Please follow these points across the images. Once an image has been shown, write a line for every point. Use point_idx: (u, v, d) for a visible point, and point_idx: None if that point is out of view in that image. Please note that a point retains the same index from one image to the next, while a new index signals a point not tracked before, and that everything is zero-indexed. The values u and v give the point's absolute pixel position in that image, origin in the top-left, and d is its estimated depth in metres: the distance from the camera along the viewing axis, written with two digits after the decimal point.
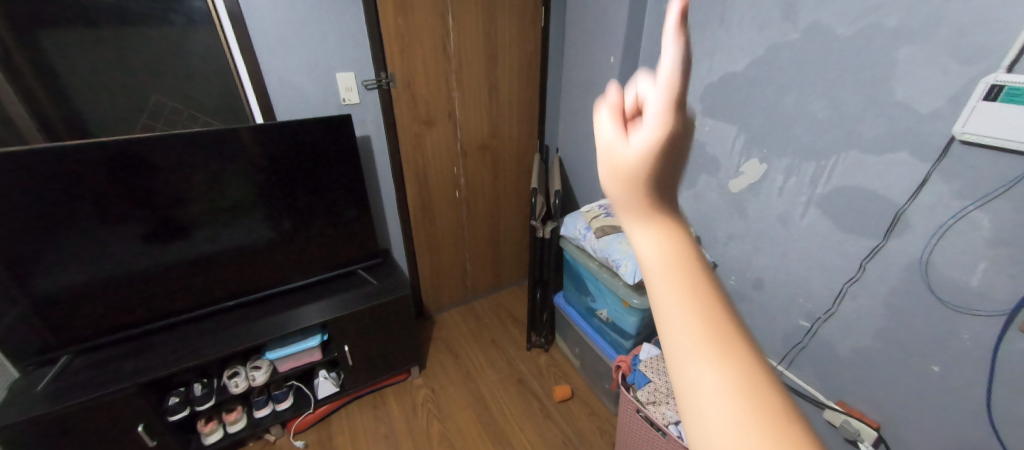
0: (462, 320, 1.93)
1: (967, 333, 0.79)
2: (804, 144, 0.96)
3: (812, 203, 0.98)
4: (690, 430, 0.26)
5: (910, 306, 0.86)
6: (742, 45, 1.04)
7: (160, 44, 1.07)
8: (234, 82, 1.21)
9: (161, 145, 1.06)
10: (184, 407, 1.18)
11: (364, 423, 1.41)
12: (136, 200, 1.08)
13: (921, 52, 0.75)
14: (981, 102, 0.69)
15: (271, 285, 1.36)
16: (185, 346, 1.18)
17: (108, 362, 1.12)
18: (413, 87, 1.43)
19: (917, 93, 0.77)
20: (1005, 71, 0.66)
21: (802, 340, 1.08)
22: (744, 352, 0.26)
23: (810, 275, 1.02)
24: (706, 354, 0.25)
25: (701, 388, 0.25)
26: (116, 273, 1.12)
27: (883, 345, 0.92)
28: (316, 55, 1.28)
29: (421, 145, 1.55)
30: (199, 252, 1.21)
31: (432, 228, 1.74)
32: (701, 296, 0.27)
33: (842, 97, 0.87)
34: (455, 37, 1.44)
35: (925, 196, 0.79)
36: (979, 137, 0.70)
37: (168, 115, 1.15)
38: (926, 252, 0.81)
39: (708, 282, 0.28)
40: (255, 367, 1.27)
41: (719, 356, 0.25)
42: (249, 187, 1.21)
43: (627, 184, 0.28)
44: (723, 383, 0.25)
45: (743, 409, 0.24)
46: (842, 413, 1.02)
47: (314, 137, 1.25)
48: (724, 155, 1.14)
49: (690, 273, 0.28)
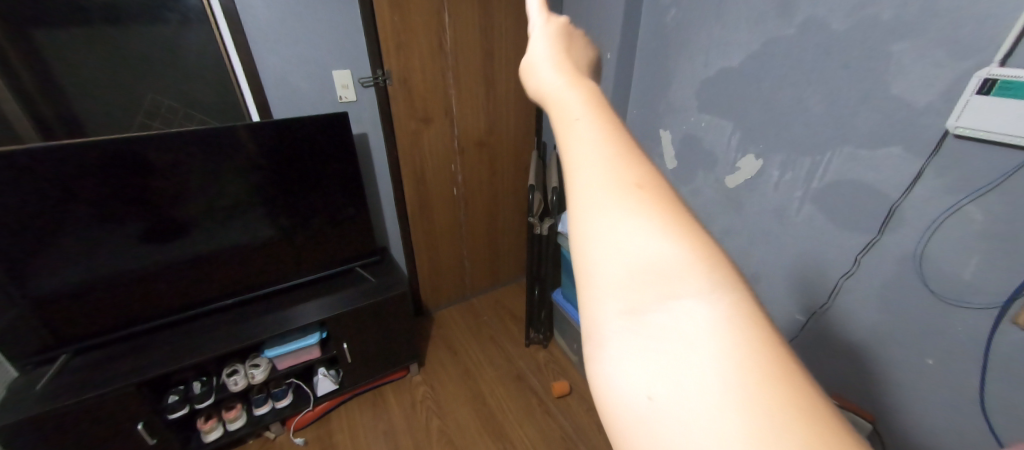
0: (461, 317, 1.93)
1: (961, 326, 0.79)
2: (800, 139, 0.96)
3: (808, 197, 0.98)
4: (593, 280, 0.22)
5: (904, 299, 0.86)
6: (738, 40, 1.04)
7: (155, 42, 1.07)
8: (230, 79, 1.20)
9: (157, 143, 1.06)
10: (183, 405, 1.19)
11: (363, 420, 1.42)
12: (132, 199, 1.08)
13: (915, 46, 0.75)
14: (974, 96, 0.69)
15: (270, 283, 1.37)
16: (184, 344, 1.18)
17: (107, 361, 1.13)
18: (409, 84, 1.43)
19: (911, 87, 0.77)
20: (998, 65, 0.66)
21: (798, 334, 1.09)
22: (650, 184, 0.24)
23: (806, 269, 1.03)
24: (604, 172, 0.24)
25: (594, 211, 0.23)
26: (113, 273, 1.12)
27: (878, 338, 0.92)
28: (312, 52, 1.28)
29: (419, 142, 1.54)
30: (197, 250, 1.21)
31: (430, 226, 1.74)
32: (610, 134, 0.26)
33: (837, 92, 0.88)
34: (451, 34, 1.44)
35: (919, 190, 0.80)
36: (971, 130, 0.70)
37: (164, 114, 1.15)
38: (920, 245, 0.82)
39: (621, 129, 0.27)
40: (254, 365, 1.28)
41: (616, 177, 0.23)
42: (245, 185, 1.21)
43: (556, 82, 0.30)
44: (620, 201, 0.22)
45: (637, 224, 0.22)
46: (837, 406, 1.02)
47: (310, 134, 1.25)
48: (721, 150, 1.15)
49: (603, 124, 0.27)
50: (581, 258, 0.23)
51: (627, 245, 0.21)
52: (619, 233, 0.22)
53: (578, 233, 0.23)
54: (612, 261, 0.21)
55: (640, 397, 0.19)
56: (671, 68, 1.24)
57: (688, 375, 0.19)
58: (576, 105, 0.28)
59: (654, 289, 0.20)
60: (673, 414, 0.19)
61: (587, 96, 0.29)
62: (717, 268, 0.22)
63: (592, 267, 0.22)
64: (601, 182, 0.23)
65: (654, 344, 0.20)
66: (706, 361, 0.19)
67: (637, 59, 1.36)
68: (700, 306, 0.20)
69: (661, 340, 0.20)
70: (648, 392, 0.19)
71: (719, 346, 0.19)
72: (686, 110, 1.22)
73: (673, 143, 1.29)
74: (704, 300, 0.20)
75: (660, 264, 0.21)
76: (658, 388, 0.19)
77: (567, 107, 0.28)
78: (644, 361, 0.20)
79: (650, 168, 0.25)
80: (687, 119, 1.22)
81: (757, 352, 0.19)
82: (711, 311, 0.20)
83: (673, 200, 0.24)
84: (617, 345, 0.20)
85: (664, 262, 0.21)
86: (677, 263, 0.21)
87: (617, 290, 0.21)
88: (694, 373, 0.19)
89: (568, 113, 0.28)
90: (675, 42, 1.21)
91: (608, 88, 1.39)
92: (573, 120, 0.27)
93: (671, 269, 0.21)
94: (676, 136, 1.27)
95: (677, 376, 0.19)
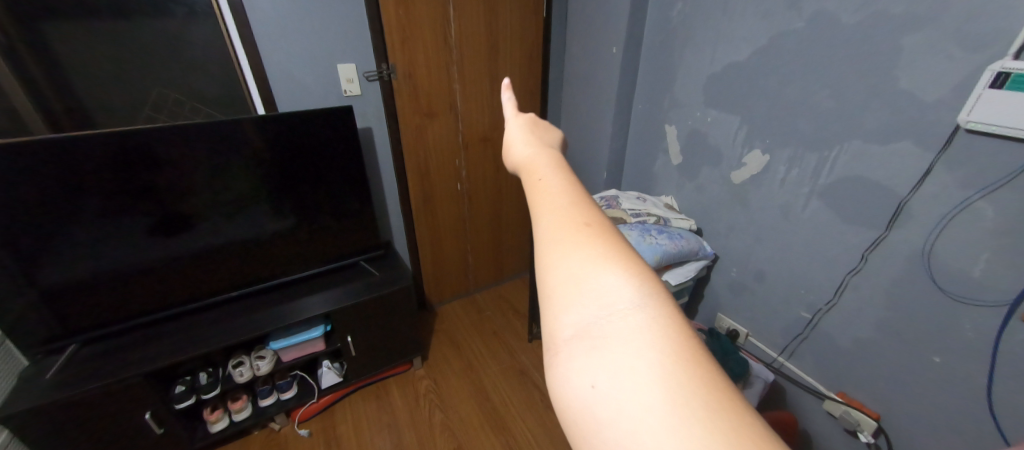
0: (464, 312, 1.94)
1: (969, 323, 0.78)
2: (808, 133, 0.95)
3: (815, 193, 0.97)
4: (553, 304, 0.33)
5: (912, 297, 0.85)
6: (745, 34, 1.03)
7: (162, 35, 1.07)
8: (235, 73, 1.21)
9: (163, 136, 1.07)
10: (189, 395, 1.20)
11: (367, 413, 1.43)
12: (141, 192, 1.09)
13: (927, 39, 0.74)
14: (987, 90, 0.68)
15: (275, 276, 1.37)
16: (191, 335, 1.20)
17: (115, 352, 1.14)
18: (414, 79, 1.42)
19: (921, 81, 0.76)
20: (1011, 58, 0.66)
21: (803, 332, 1.08)
22: (602, 242, 0.35)
23: (812, 266, 1.02)
24: (568, 233, 0.35)
25: (561, 258, 0.34)
26: (121, 264, 1.14)
27: (884, 336, 0.92)
28: (317, 46, 1.28)
29: (423, 137, 1.54)
30: (204, 243, 1.22)
31: (433, 221, 1.74)
32: (568, 204, 0.38)
33: (846, 86, 0.86)
34: (457, 28, 1.43)
35: (929, 186, 0.79)
36: (983, 125, 0.69)
37: (170, 107, 1.15)
38: (929, 242, 0.81)
39: (576, 200, 0.39)
40: (260, 357, 1.29)
41: (577, 236, 0.35)
42: (251, 178, 1.22)
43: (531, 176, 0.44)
44: (581, 253, 0.34)
45: (589, 268, 0.33)
46: (842, 403, 1.02)
47: (316, 128, 1.25)
48: (726, 146, 1.14)
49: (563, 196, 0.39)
50: (550, 292, 0.34)
51: (582, 281, 0.32)
52: (578, 273, 0.33)
53: (549, 275, 0.34)
54: (571, 292, 0.32)
55: (586, 385, 0.29)
56: (677, 62, 1.22)
57: (617, 366, 0.28)
58: (554, 187, 0.41)
59: (598, 307, 0.31)
60: (608, 393, 0.28)
61: (563, 181, 0.42)
62: (648, 292, 0.32)
63: (558, 297, 0.33)
64: (568, 240, 0.35)
65: (598, 349, 0.29)
66: (630, 356, 0.29)
67: (643, 54, 1.35)
68: (629, 320, 0.30)
69: (602, 345, 0.30)
70: (591, 381, 0.29)
71: (640, 345, 0.29)
72: (691, 105, 1.21)
73: (678, 139, 1.28)
74: (634, 315, 0.30)
75: (604, 291, 0.32)
76: (599, 378, 0.29)
77: (547, 188, 0.41)
78: (590, 358, 0.29)
79: (605, 229, 0.36)
80: (692, 114, 1.21)
81: (667, 348, 0.29)
82: (637, 324, 0.30)
83: (618, 249, 0.35)
84: (573, 352, 0.30)
85: (606, 290, 0.32)
86: (615, 289, 0.32)
87: (575, 312, 0.32)
88: (622, 364, 0.28)
89: (548, 192, 0.40)
90: (682, 36, 1.19)
91: (613, 83, 1.38)
92: (550, 199, 0.39)
93: (610, 293, 0.31)
94: (682, 132, 1.26)
95: (610, 367, 0.29)
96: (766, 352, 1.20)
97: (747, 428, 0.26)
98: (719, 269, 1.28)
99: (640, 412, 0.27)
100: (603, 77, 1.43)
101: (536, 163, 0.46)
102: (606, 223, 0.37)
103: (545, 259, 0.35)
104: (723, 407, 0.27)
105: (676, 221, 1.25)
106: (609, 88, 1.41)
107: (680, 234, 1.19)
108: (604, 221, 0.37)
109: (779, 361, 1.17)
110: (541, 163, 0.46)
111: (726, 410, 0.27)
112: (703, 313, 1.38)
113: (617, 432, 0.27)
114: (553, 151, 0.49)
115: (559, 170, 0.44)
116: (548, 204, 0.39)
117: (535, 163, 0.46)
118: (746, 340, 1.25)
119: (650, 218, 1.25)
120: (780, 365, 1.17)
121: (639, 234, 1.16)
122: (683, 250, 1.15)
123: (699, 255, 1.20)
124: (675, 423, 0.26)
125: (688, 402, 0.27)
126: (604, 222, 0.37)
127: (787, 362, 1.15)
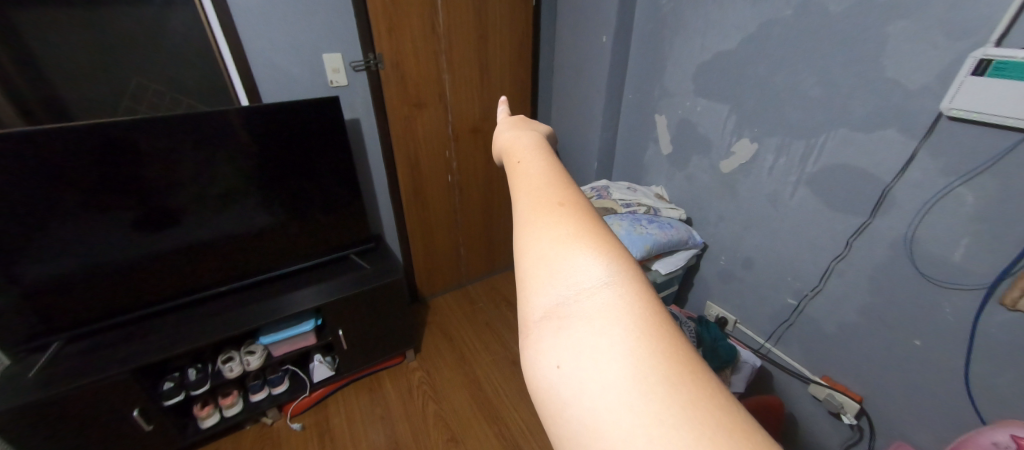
0: (456, 305, 1.94)
1: (948, 307, 0.81)
2: (795, 122, 0.96)
3: (802, 181, 0.98)
4: (525, 287, 0.34)
5: (894, 282, 0.87)
6: (735, 22, 1.02)
7: (139, 24, 1.04)
8: (217, 63, 1.17)
9: (144, 128, 1.04)
10: (179, 391, 1.18)
11: (360, 406, 1.43)
12: (123, 186, 1.07)
13: (913, 27, 0.75)
14: (969, 77, 0.69)
15: (264, 270, 1.35)
16: (179, 331, 1.18)
17: (101, 348, 1.12)
18: (402, 69, 1.40)
19: (906, 70, 0.77)
20: (994, 46, 0.67)
21: (789, 318, 1.11)
22: (574, 221, 0.35)
23: (798, 253, 1.04)
24: (542, 216, 0.36)
25: (533, 241, 0.35)
26: (105, 261, 1.11)
27: (867, 321, 0.94)
28: (302, 34, 1.25)
29: (412, 128, 1.53)
30: (190, 238, 1.20)
31: (424, 213, 1.73)
32: (543, 186, 0.39)
33: (833, 75, 0.87)
34: (445, 16, 1.41)
35: (912, 172, 0.80)
36: (965, 112, 0.70)
37: (151, 98, 1.12)
38: (911, 228, 0.83)
39: (552, 182, 0.40)
40: (250, 352, 1.28)
41: (550, 217, 0.36)
42: (237, 171, 1.19)
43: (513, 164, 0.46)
44: (551, 233, 0.34)
45: (559, 248, 0.33)
46: (826, 387, 1.04)
47: (302, 119, 1.23)
48: (716, 135, 1.14)
49: (539, 182, 0.40)
50: (524, 274, 0.35)
51: (551, 262, 0.33)
52: (548, 254, 0.33)
53: (523, 257, 0.35)
54: (541, 274, 0.33)
55: (553, 366, 0.30)
56: (667, 51, 1.22)
57: (581, 345, 0.29)
58: (533, 171, 0.42)
59: (566, 287, 0.32)
60: (572, 372, 0.29)
61: (542, 165, 0.43)
62: (617, 270, 0.32)
63: (530, 278, 0.33)
64: (540, 222, 0.36)
65: (564, 329, 0.30)
66: (593, 334, 0.29)
67: (633, 42, 1.34)
68: (595, 298, 0.31)
69: (568, 325, 0.30)
70: (557, 361, 0.29)
71: (605, 322, 0.29)
72: (681, 95, 1.21)
73: (668, 128, 1.28)
74: (600, 293, 0.31)
75: (571, 270, 0.32)
76: (564, 357, 0.29)
77: (527, 173, 0.42)
78: (557, 338, 0.30)
79: (578, 208, 0.37)
80: (682, 104, 1.21)
81: (631, 324, 0.29)
82: (603, 302, 0.30)
83: (590, 227, 0.35)
84: (542, 332, 0.31)
85: (574, 269, 0.32)
86: (583, 269, 0.32)
87: (545, 293, 0.32)
88: (586, 342, 0.29)
89: (526, 177, 0.42)
90: (672, 25, 1.19)
91: (604, 72, 1.37)
92: (527, 183, 0.40)
93: (578, 272, 0.32)
94: (672, 121, 1.26)
95: (574, 346, 0.29)
96: (753, 338, 1.22)
97: (709, 402, 0.26)
98: (708, 258, 1.29)
99: (601, 389, 0.27)
100: (594, 66, 1.42)
101: (518, 147, 0.48)
102: (582, 203, 0.38)
103: (520, 242, 0.36)
104: (687, 381, 0.27)
105: (666, 211, 1.26)
106: (600, 78, 1.40)
107: (669, 224, 1.20)
108: (579, 201, 0.38)
109: (766, 347, 1.19)
110: (522, 147, 0.47)
111: (690, 383, 0.27)
112: (693, 301, 1.39)
113: (580, 409, 0.27)
114: (538, 135, 0.51)
115: (540, 154, 0.45)
116: (526, 188, 0.40)
117: (517, 147, 0.48)
118: (734, 327, 1.27)
119: (640, 208, 1.25)
120: (767, 351, 1.19)
121: (630, 224, 1.16)
122: (672, 239, 1.16)
123: (688, 244, 1.22)
124: (634, 398, 0.26)
125: (651, 377, 0.27)
126: (579, 201, 0.38)
127: (774, 348, 1.17)
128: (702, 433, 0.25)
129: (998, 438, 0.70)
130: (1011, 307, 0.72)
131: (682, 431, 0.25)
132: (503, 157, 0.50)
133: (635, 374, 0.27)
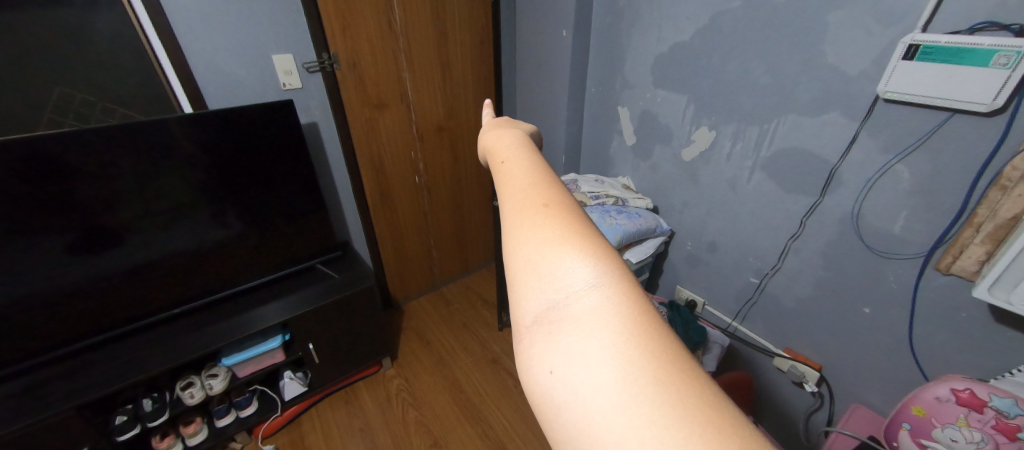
0: (432, 308, 1.91)
1: (892, 275, 0.87)
2: (747, 109, 1.00)
3: (758, 166, 1.03)
4: (516, 294, 0.33)
5: (844, 256, 0.93)
6: (687, 14, 1.05)
7: (59, 27, 0.93)
8: (153, 68, 1.09)
9: (72, 142, 0.94)
10: (134, 424, 1.10)
11: (336, 421, 1.38)
12: (53, 207, 0.97)
13: (849, 15, 0.80)
14: (901, 62, 0.74)
15: (221, 287, 1.27)
16: (129, 360, 1.09)
17: (37, 387, 1.01)
18: (360, 68, 1.35)
19: (844, 56, 0.82)
20: (920, 31, 0.72)
21: (753, 296, 1.16)
22: (560, 222, 0.35)
23: (759, 233, 1.08)
24: (527, 219, 0.36)
25: (521, 245, 0.35)
26: (38, 293, 1.01)
27: (823, 294, 1.00)
28: (247, 35, 1.18)
29: (375, 129, 1.48)
30: (136, 259, 1.11)
31: (393, 216, 1.69)
32: (528, 189, 0.39)
33: (781, 63, 0.91)
34: (401, 14, 1.36)
35: (854, 153, 0.86)
36: (899, 94, 0.76)
37: (78, 109, 1.02)
38: (856, 205, 0.89)
39: (536, 185, 0.40)
40: (212, 375, 1.21)
41: (536, 220, 0.36)
42: (184, 184, 1.11)
43: (501, 168, 0.45)
44: (539, 237, 0.34)
45: (546, 250, 0.33)
46: (789, 359, 1.11)
47: (252, 124, 1.15)
48: (677, 125, 1.17)
49: (525, 186, 0.40)
50: (514, 278, 0.35)
51: (539, 266, 0.33)
52: (536, 258, 0.33)
53: (513, 262, 0.35)
54: (530, 278, 0.33)
55: (546, 371, 0.29)
56: (627, 43, 1.23)
57: (572, 350, 0.29)
58: (518, 172, 0.42)
59: (555, 290, 0.32)
60: (563, 377, 0.28)
61: (526, 166, 0.43)
62: (604, 272, 0.32)
63: (521, 283, 0.33)
64: (529, 225, 0.36)
65: (555, 333, 0.30)
66: (583, 339, 0.29)
67: (593, 35, 1.34)
68: (584, 301, 0.30)
69: (558, 330, 0.30)
70: (549, 367, 0.29)
71: (595, 325, 0.29)
72: (642, 86, 1.23)
73: (631, 119, 1.31)
74: (589, 295, 0.31)
75: (560, 273, 0.32)
76: (556, 363, 0.29)
77: (511, 174, 0.42)
78: (548, 344, 0.30)
79: (563, 210, 0.37)
80: (643, 95, 1.24)
81: (620, 325, 0.29)
82: (591, 305, 0.30)
83: (575, 228, 0.35)
84: (534, 337, 0.31)
85: (561, 273, 0.32)
86: (569, 271, 0.32)
87: (535, 298, 0.32)
88: (576, 346, 0.29)
89: (511, 179, 0.42)
90: (629, 18, 1.20)
91: (566, 66, 1.38)
92: (512, 186, 0.41)
93: (567, 276, 0.32)
94: (634, 112, 1.29)
95: (565, 352, 0.29)
96: (721, 318, 1.27)
97: (699, 400, 0.26)
98: (676, 244, 1.33)
99: (592, 392, 0.27)
100: (556, 60, 1.42)
101: (501, 148, 0.48)
102: (566, 204, 0.38)
103: (508, 246, 0.36)
104: (675, 380, 0.27)
105: (633, 201, 1.29)
106: (562, 71, 1.40)
107: (637, 213, 1.23)
108: (564, 202, 0.38)
109: (733, 326, 1.24)
110: (506, 147, 0.48)
111: (678, 383, 0.27)
112: (665, 287, 1.43)
113: (574, 413, 0.27)
114: (520, 135, 0.51)
115: (524, 154, 0.46)
116: (512, 191, 0.40)
117: (500, 147, 0.48)
118: (704, 309, 1.32)
119: (608, 200, 1.28)
120: (734, 330, 1.25)
121: (600, 216, 1.19)
122: (641, 227, 1.19)
123: (656, 232, 1.25)
124: (625, 400, 0.26)
125: (640, 378, 0.27)
126: (565, 202, 0.38)
127: (740, 326, 1.22)
128: (691, 432, 0.25)
129: (940, 392, 0.77)
130: (945, 271, 0.79)
131: (670, 431, 0.25)
132: (487, 158, 0.50)
133: (627, 377, 0.27)
